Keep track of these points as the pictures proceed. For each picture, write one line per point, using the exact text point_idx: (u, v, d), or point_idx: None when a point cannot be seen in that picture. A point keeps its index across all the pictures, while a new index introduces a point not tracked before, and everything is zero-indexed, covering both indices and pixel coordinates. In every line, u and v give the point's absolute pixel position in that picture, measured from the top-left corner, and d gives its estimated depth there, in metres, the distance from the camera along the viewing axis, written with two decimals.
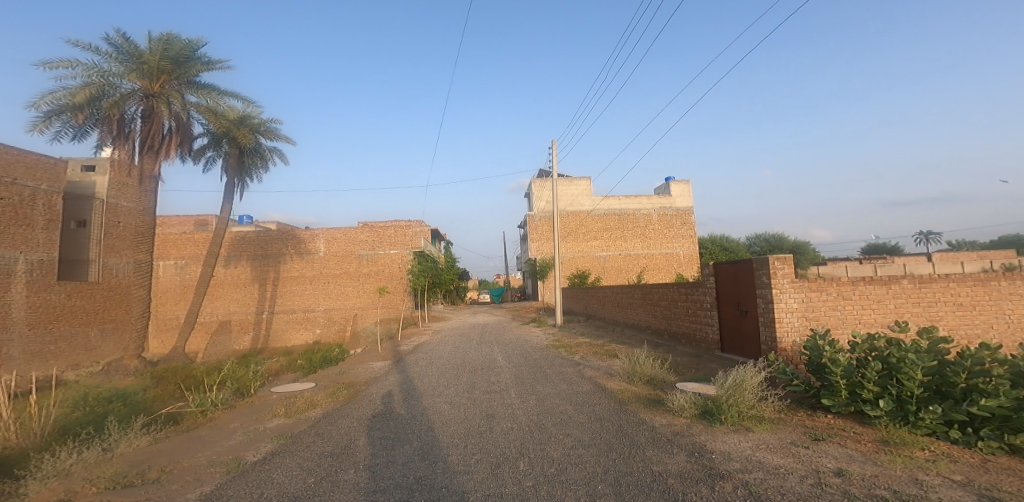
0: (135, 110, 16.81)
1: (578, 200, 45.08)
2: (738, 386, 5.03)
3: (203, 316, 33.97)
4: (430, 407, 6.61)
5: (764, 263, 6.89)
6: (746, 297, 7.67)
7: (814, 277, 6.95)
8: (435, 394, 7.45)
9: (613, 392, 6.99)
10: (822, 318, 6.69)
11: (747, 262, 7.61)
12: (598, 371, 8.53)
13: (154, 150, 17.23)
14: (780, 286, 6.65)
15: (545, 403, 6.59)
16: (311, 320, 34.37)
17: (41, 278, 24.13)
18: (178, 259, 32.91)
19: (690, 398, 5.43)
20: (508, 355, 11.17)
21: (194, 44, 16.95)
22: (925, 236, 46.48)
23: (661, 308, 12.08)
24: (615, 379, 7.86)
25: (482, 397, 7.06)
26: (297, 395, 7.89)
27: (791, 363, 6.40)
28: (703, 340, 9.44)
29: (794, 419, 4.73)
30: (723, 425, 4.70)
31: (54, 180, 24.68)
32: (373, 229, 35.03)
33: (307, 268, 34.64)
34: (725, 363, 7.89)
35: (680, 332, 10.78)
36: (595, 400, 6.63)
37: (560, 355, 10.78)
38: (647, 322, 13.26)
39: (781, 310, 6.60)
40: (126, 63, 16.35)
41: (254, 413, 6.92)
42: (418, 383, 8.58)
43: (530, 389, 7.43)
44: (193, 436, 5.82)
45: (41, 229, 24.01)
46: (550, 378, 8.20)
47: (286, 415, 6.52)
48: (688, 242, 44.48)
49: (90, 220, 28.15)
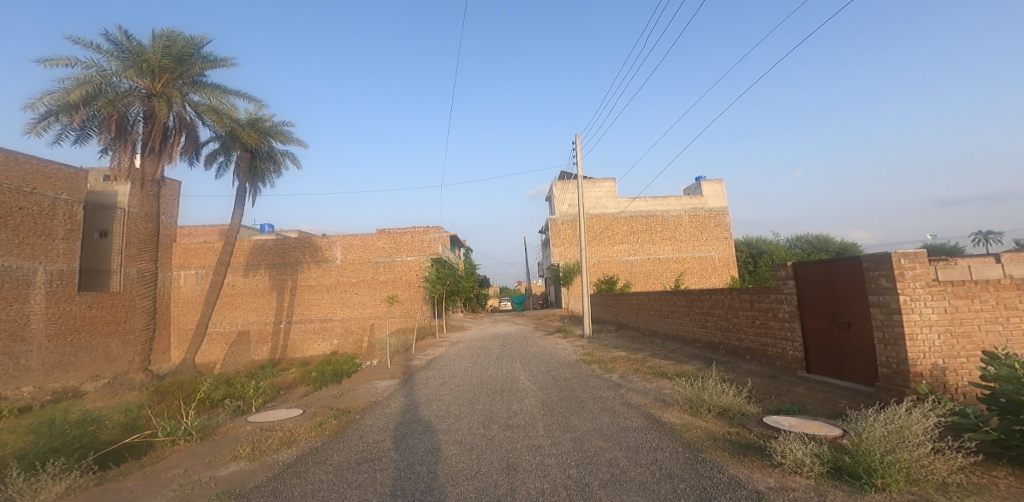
0: (135, 110, 16.57)
1: (602, 202, 43.20)
2: (895, 434, 3.53)
3: (222, 326, 33.58)
4: (435, 451, 5.04)
5: (884, 261, 5.44)
6: (848, 306, 6.13)
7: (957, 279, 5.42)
8: (442, 431, 5.84)
9: (675, 429, 5.32)
10: (973, 335, 5.22)
11: (848, 260, 6.10)
12: (647, 397, 6.87)
13: (155, 152, 16.98)
14: (912, 293, 5.22)
15: (585, 447, 4.93)
16: (329, 329, 33.58)
17: (60, 289, 23.87)
18: (198, 268, 32.59)
19: (812, 446, 3.87)
20: (533, 373, 9.52)
21: (195, 41, 16.66)
22: (983, 239, 42.43)
23: (714, 319, 10.24)
24: (672, 409, 6.17)
25: (501, 436, 5.43)
26: (276, 426, 6.46)
27: (946, 393, 5.04)
28: (779, 357, 7.68)
29: (1002, 489, 3.10)
30: (884, 494, 3.16)
31: (73, 190, 24.60)
32: (392, 236, 34.05)
33: (325, 276, 33.93)
34: (818, 390, 6.28)
35: (741, 347, 8.98)
36: (655, 442, 4.96)
37: (593, 373, 9.09)
38: (694, 334, 11.40)
39: (916, 323, 5.16)
40: (126, 61, 16.05)
41: (211, 453, 5.45)
42: (423, 411, 7.07)
43: (563, 424, 5.75)
44: (113, 489, 4.36)
45: (61, 239, 23.94)
46: (587, 407, 6.50)
47: (249, 458, 5.05)
48: (722, 245, 41.95)
49: (111, 230, 28.28)
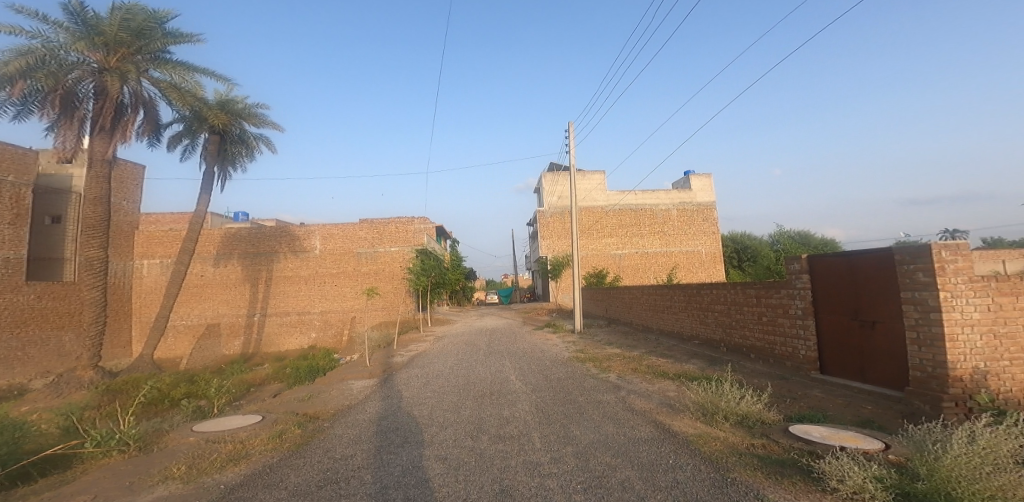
0: (86, 86, 15.08)
1: (592, 195, 42.66)
2: (978, 454, 2.90)
3: (191, 319, 31.90)
4: (414, 471, 4.25)
5: (921, 254, 4.87)
6: (874, 304, 5.58)
7: (981, 275, 4.81)
8: (424, 443, 5.04)
9: (691, 442, 4.64)
10: (1015, 336, 4.70)
11: (876, 255, 5.55)
12: (651, 402, 6.20)
13: (106, 131, 15.48)
14: (952, 289, 4.66)
15: (591, 465, 4.23)
16: (307, 323, 32.24)
17: (5, 278, 21.98)
18: (164, 257, 30.75)
19: (870, 468, 3.20)
20: (524, 373, 8.81)
21: (158, 15, 15.23)
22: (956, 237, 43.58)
23: (714, 314, 9.71)
24: (683, 417, 5.51)
25: (492, 451, 4.68)
26: (227, 437, 5.58)
27: (994, 401, 4.47)
28: (790, 357, 7.12)
29: None
30: None
31: (22, 172, 22.68)
32: (374, 226, 32.81)
33: (302, 267, 32.48)
34: (838, 394, 5.72)
35: (745, 345, 8.45)
36: (671, 459, 4.27)
37: (588, 373, 8.40)
38: (693, 331, 10.85)
39: (957, 322, 4.62)
40: (77, 32, 14.52)
41: (139, 473, 4.58)
42: (401, 418, 6.25)
43: (562, 435, 5.03)
44: None
45: (7, 224, 21.99)
46: (587, 414, 5.78)
47: (183, 479, 4.20)
48: (710, 240, 41.95)
49: (65, 215, 26.42)
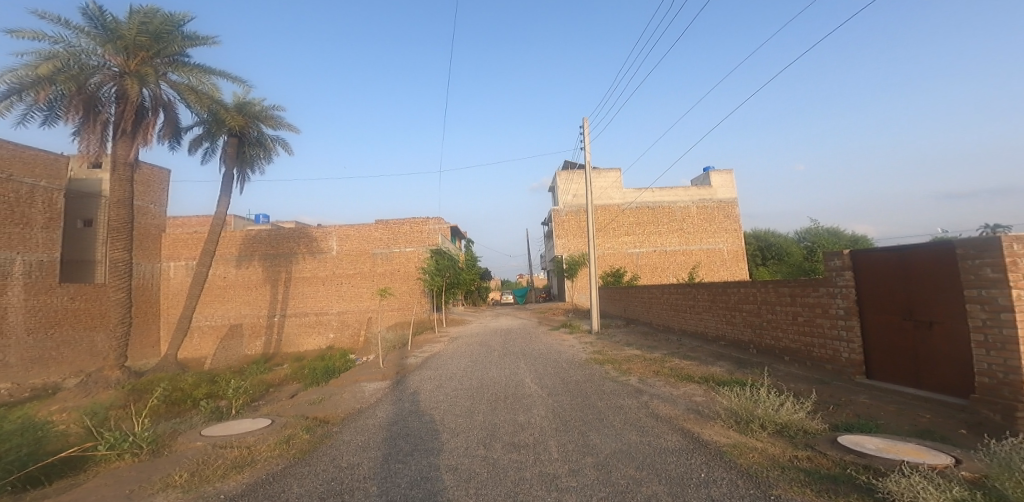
0: (107, 89, 15.40)
1: (608, 193, 41.93)
2: None
3: (214, 319, 32.60)
4: (422, 482, 3.96)
5: (989, 247, 4.32)
6: (931, 303, 5.04)
7: None
8: (434, 452, 4.73)
9: (726, 453, 4.22)
10: None
11: (932, 248, 5.01)
12: (677, 407, 5.77)
13: (128, 134, 15.79)
14: None
15: (615, 478, 3.86)
16: (325, 323, 32.55)
17: (40, 280, 22.79)
18: (188, 259, 31.49)
19: (947, 489, 2.74)
20: (539, 375, 8.47)
21: (175, 18, 15.42)
22: None
23: (742, 314, 9.17)
24: (714, 425, 5.07)
25: (506, 460, 4.34)
26: (235, 442, 5.41)
27: None
28: (830, 360, 6.58)
29: None
30: None
31: (54, 178, 23.44)
32: (390, 226, 32.90)
33: (320, 268, 32.81)
34: (888, 401, 5.19)
35: (778, 347, 7.92)
36: (705, 473, 3.85)
37: (608, 375, 7.99)
38: (718, 332, 10.33)
39: None
40: (98, 37, 14.83)
41: (142, 479, 4.41)
42: (413, 422, 6.00)
43: (581, 444, 4.68)
44: None
45: (41, 228, 22.81)
46: (608, 420, 5.41)
47: (183, 488, 4.01)
48: (732, 238, 40.74)
49: (96, 218, 27.29)
